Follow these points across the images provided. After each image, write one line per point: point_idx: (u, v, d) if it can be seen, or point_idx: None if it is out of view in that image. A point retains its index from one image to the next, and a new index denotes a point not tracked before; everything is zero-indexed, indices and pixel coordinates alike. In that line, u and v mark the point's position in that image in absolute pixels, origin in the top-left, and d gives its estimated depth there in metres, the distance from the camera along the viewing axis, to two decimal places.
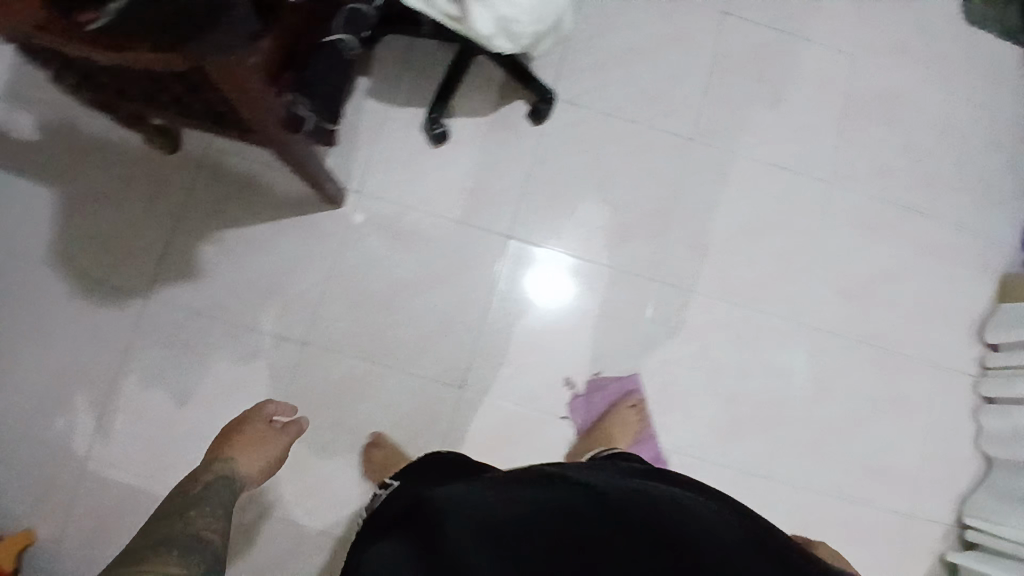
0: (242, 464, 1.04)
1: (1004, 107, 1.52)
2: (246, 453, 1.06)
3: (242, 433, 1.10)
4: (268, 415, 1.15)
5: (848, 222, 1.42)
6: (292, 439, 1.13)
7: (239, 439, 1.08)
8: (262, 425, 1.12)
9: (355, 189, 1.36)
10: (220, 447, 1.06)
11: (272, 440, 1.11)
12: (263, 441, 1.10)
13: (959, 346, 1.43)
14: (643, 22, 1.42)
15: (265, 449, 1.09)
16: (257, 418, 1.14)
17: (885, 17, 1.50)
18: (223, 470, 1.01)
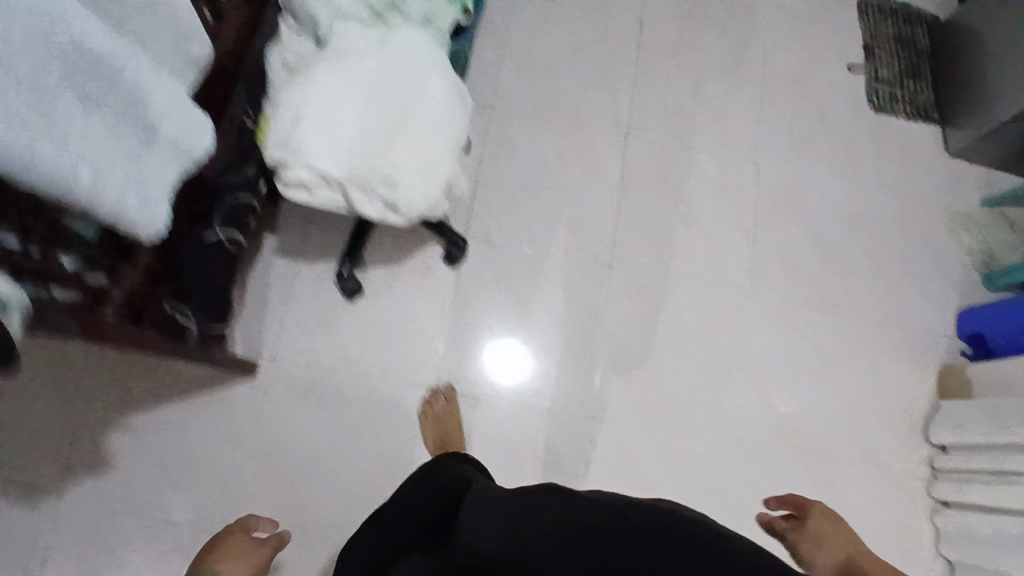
0: None
1: (920, 191, 1.53)
2: (232, 567, 0.97)
3: (220, 549, 1.00)
4: (250, 528, 1.05)
5: (771, 324, 1.41)
6: (273, 550, 1.02)
7: (219, 557, 0.98)
8: (243, 537, 1.02)
9: (267, 355, 1.31)
10: (198, 565, 0.98)
11: (253, 554, 1.00)
12: (235, 562, 0.98)
13: (908, 446, 1.40)
14: (550, 151, 1.44)
15: (240, 564, 0.98)
16: (239, 531, 1.03)
17: (790, 120, 1.53)
18: None
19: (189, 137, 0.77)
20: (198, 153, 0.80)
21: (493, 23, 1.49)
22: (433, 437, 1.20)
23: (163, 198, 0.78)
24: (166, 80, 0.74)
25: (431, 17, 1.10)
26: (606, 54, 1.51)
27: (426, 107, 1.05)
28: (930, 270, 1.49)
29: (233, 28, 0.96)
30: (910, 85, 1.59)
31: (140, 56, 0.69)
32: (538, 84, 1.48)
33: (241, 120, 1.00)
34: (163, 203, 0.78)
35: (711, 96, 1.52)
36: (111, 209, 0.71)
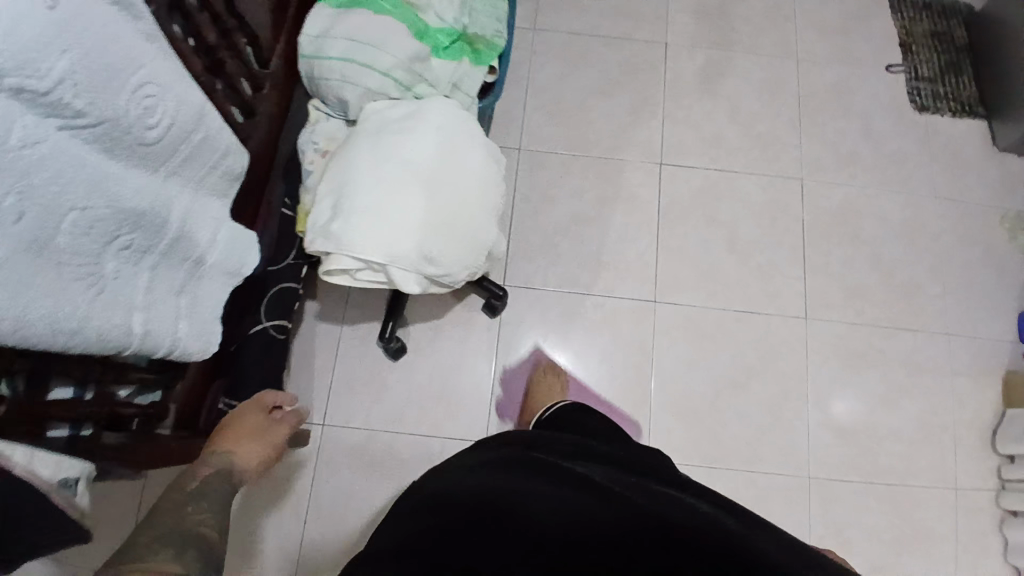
0: (239, 455, 0.88)
1: (971, 195, 1.46)
2: (247, 449, 0.90)
3: (234, 423, 0.92)
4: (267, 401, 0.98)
5: (829, 348, 1.36)
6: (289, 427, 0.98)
7: (231, 433, 0.90)
8: (259, 417, 0.95)
9: (319, 422, 1.30)
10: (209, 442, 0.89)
11: (273, 436, 0.95)
12: (256, 433, 0.93)
13: (979, 460, 1.33)
14: (584, 189, 1.42)
15: (264, 440, 0.93)
16: (254, 407, 0.96)
17: (830, 128, 1.46)
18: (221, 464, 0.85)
19: (233, 255, 0.78)
20: (243, 265, 0.80)
21: (518, 67, 1.49)
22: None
23: (215, 317, 0.79)
24: (208, 204, 0.73)
25: (457, 84, 1.10)
26: (634, 83, 1.48)
27: (460, 173, 1.02)
28: (991, 277, 1.42)
29: (266, 123, 0.98)
30: (952, 80, 1.52)
31: (187, 192, 0.69)
32: (567, 122, 1.46)
33: (279, 211, 1.03)
34: (213, 324, 0.78)
35: (748, 113, 1.46)
36: (172, 345, 0.72)
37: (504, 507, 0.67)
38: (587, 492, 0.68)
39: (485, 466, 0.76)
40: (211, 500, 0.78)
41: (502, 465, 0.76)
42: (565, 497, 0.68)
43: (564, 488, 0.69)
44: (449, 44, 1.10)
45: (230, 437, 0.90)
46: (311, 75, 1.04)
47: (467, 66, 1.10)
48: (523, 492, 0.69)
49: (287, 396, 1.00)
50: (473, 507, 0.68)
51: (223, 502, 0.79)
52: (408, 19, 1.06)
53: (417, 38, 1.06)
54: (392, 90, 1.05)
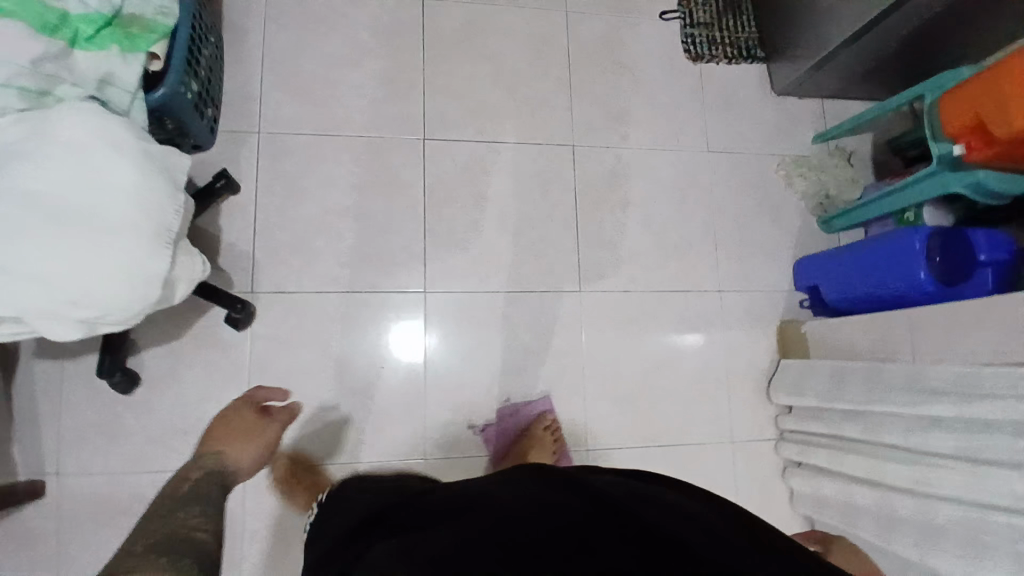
0: (233, 456, 0.91)
1: (746, 146, 1.42)
2: (238, 448, 0.92)
3: (232, 423, 0.96)
4: (256, 402, 1.02)
5: (608, 322, 1.30)
6: (282, 425, 0.99)
7: (225, 434, 0.94)
8: (250, 415, 0.98)
9: (46, 474, 1.14)
10: (207, 443, 0.93)
11: (261, 432, 0.96)
12: (245, 431, 0.95)
13: (761, 413, 1.35)
14: (340, 177, 1.28)
15: (255, 436, 0.95)
16: (246, 405, 1.00)
17: (599, 86, 1.38)
18: (217, 461, 0.89)
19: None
20: None
21: (246, 36, 1.26)
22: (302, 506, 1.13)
23: None
24: None
25: (107, 78, 0.93)
26: (387, 48, 1.32)
27: (103, 202, 0.86)
28: (767, 228, 1.40)
29: None
30: (729, 23, 1.46)
31: None
32: (312, 100, 1.28)
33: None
34: None
35: (512, 77, 1.36)
36: None
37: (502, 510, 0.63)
38: (582, 496, 0.64)
39: (466, 486, 0.72)
40: (200, 502, 0.77)
41: (481, 484, 0.72)
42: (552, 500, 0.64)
43: (570, 489, 0.66)
44: (96, 32, 0.91)
45: (237, 435, 0.94)
46: None
47: (117, 55, 0.92)
48: (530, 494, 0.65)
49: (277, 393, 1.02)
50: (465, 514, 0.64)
51: (214, 502, 0.79)
52: (26, 13, 0.86)
53: (47, 33, 0.87)
54: (20, 105, 0.86)
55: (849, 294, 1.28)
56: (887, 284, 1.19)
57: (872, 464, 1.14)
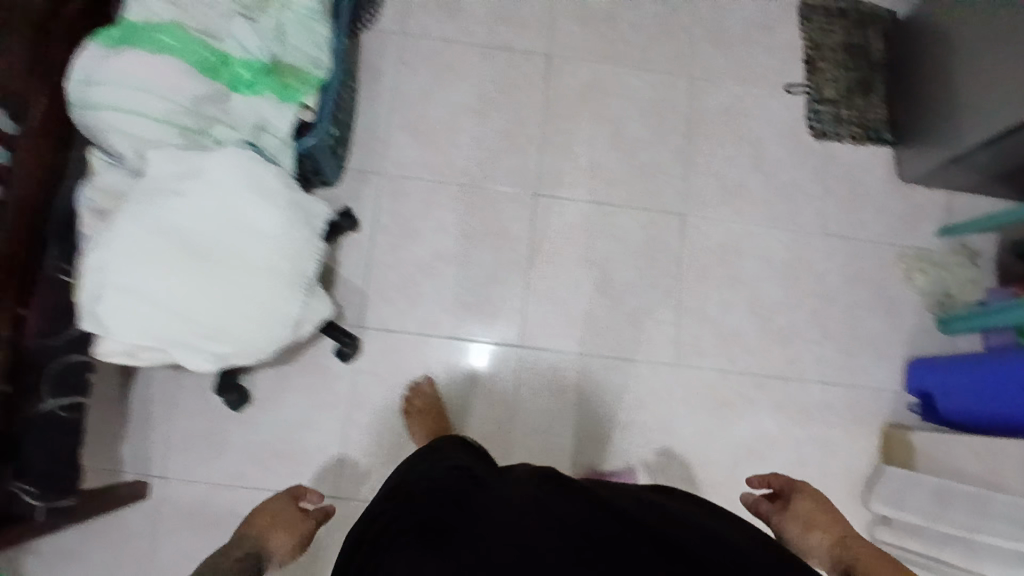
0: (269, 548, 0.91)
1: (865, 232, 1.36)
2: (278, 538, 0.92)
3: (269, 513, 0.95)
4: (292, 497, 1.00)
5: (698, 400, 1.27)
6: (318, 521, 0.98)
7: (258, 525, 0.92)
8: (291, 508, 0.97)
9: (152, 476, 1.19)
10: (245, 526, 0.94)
11: (301, 523, 0.95)
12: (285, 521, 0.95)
13: (854, 516, 1.27)
14: (451, 223, 1.30)
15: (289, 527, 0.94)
16: (288, 499, 0.99)
17: (719, 157, 1.35)
18: (255, 547, 0.89)
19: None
20: None
21: (380, 78, 1.32)
22: (426, 433, 1.14)
23: None
24: None
25: (263, 123, 0.97)
26: (510, 102, 1.34)
27: (250, 243, 0.91)
28: (881, 322, 1.33)
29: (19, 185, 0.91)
30: (859, 101, 1.40)
31: None
32: (434, 146, 1.31)
33: (56, 277, 0.96)
34: None
35: (628, 140, 1.35)
36: None
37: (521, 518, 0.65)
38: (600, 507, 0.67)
39: (480, 482, 0.75)
40: None
41: (497, 484, 0.74)
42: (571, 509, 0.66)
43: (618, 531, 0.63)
44: (253, 79, 0.95)
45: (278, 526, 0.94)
46: (85, 125, 0.91)
47: (272, 103, 0.96)
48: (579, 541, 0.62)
49: (317, 494, 1.02)
50: (485, 516, 0.67)
51: None
52: (192, 54, 0.91)
53: (207, 75, 0.92)
54: (178, 140, 0.91)
55: (966, 408, 1.20)
56: (996, 405, 1.14)
57: None
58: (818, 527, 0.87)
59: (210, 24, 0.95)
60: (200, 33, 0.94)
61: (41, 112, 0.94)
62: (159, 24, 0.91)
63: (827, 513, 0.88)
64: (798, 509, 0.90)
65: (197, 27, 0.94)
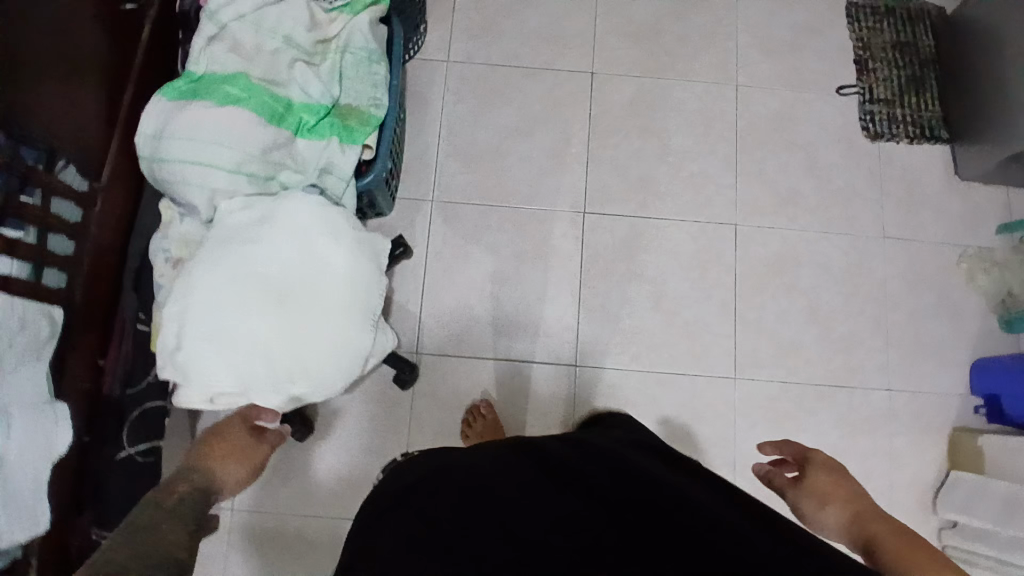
0: None
1: (923, 234, 1.33)
2: None
3: None
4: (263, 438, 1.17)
5: (759, 413, 1.26)
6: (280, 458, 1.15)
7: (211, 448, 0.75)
8: None
9: (225, 506, 1.22)
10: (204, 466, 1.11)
11: None
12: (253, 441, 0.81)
13: (922, 525, 1.25)
14: (502, 246, 1.31)
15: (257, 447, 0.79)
16: None
17: (769, 164, 1.34)
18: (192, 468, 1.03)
19: (41, 441, 0.77)
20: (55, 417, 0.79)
21: (427, 105, 1.33)
22: None
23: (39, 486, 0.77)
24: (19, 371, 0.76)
25: (327, 166, 0.98)
26: (556, 121, 1.34)
27: (323, 283, 0.92)
28: (943, 325, 1.31)
29: (98, 234, 0.94)
30: (913, 100, 1.37)
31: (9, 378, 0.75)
32: (483, 169, 1.32)
33: (133, 325, 1.00)
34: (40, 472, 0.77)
35: (677, 152, 1.34)
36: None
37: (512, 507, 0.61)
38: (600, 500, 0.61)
39: (480, 460, 0.70)
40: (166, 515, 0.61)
41: (497, 460, 0.69)
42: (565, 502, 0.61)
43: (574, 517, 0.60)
44: (316, 122, 0.98)
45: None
46: (154, 177, 0.94)
47: (336, 146, 0.97)
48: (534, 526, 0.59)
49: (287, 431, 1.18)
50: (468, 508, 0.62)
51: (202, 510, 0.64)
52: (259, 103, 0.93)
53: (273, 122, 0.94)
54: (248, 187, 0.93)
55: None
56: None
57: None
58: (831, 502, 0.75)
59: (274, 72, 0.97)
60: (264, 82, 0.96)
61: (115, 165, 0.96)
62: (225, 76, 0.94)
63: (841, 485, 0.76)
64: (812, 483, 0.77)
65: (261, 76, 0.96)
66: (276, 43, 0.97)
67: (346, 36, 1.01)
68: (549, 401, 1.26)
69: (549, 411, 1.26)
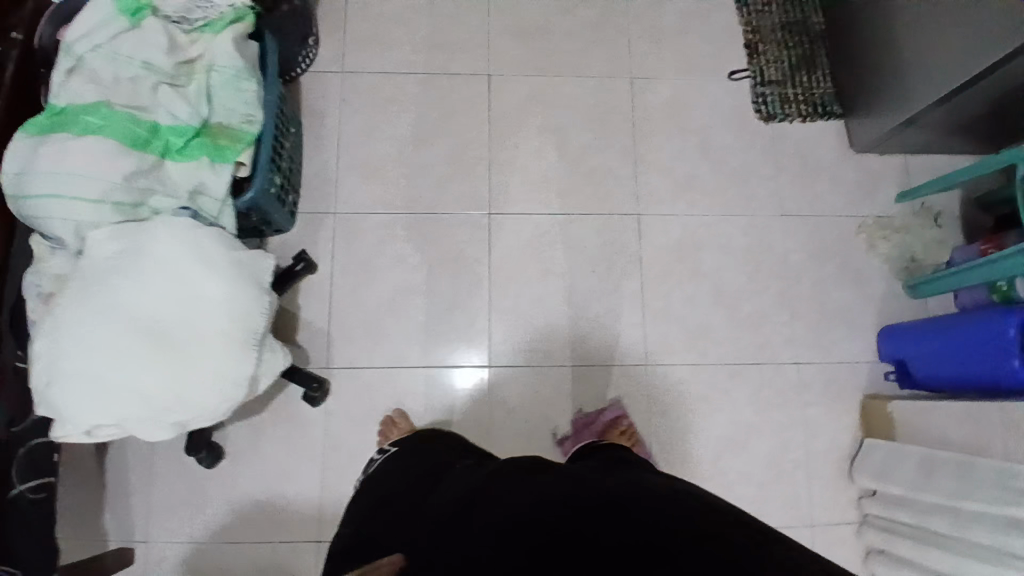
0: None
1: (822, 207, 1.36)
2: None
3: None
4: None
5: (673, 399, 1.27)
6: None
7: None
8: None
9: (140, 539, 1.20)
10: None
11: None
12: None
13: (840, 495, 1.27)
14: (408, 254, 1.30)
15: None
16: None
17: (667, 152, 1.35)
18: None
19: None
20: None
21: (323, 119, 1.32)
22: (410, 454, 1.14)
23: None
24: None
25: (199, 188, 0.97)
26: (454, 125, 1.35)
27: (198, 312, 0.91)
28: (848, 295, 1.33)
29: None
30: (803, 78, 1.40)
31: None
32: (384, 179, 1.32)
33: (13, 365, 0.97)
34: None
35: (575, 147, 1.35)
36: None
37: (522, 506, 0.65)
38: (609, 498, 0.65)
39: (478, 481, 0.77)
40: None
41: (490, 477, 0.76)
42: (579, 495, 0.65)
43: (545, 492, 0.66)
44: (184, 143, 0.96)
45: None
46: (22, 214, 0.92)
47: (207, 167, 0.96)
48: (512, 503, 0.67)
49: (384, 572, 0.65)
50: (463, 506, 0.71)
51: None
52: (122, 130, 0.92)
53: (138, 148, 0.93)
54: (115, 217, 0.92)
55: (942, 373, 1.19)
56: (977, 368, 1.12)
57: (950, 559, 1.07)
58: None
59: (137, 97, 0.95)
60: (127, 108, 0.94)
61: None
62: (84, 105, 0.92)
63: None
64: None
65: (123, 102, 0.94)
66: (136, 68, 0.96)
67: (211, 55, 1.00)
68: (466, 407, 1.26)
69: (468, 416, 1.26)
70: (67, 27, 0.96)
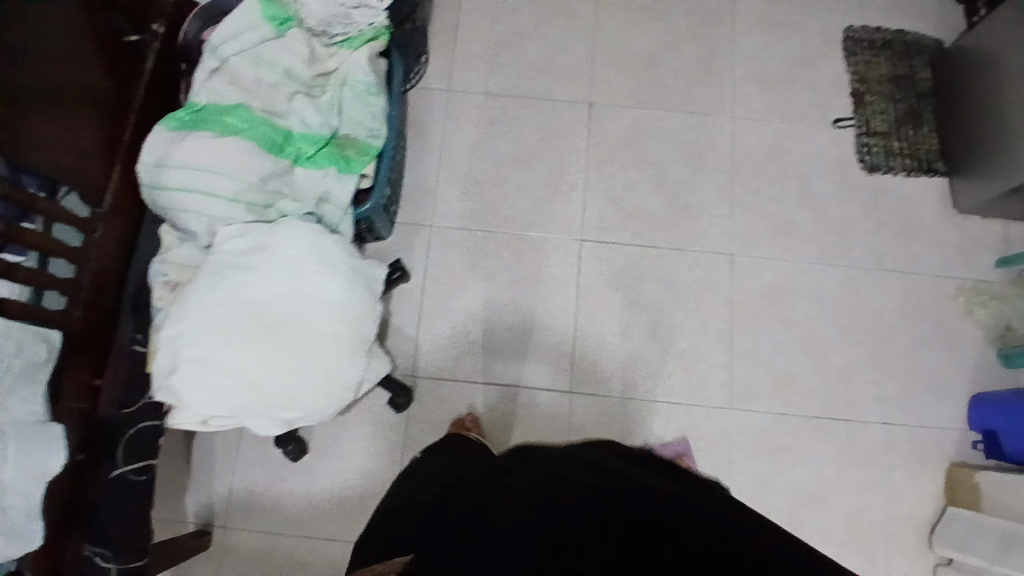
0: None
1: (919, 265, 1.33)
2: None
3: None
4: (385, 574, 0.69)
5: (755, 445, 1.25)
6: None
7: None
8: None
9: (220, 524, 1.23)
10: None
11: None
12: None
13: (918, 562, 1.22)
14: (498, 271, 1.32)
15: None
16: None
17: (765, 195, 1.35)
18: None
19: (35, 461, 0.77)
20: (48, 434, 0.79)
21: (427, 134, 1.35)
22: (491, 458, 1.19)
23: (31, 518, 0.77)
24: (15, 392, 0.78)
25: (324, 196, 1.01)
26: (554, 149, 1.36)
27: (318, 312, 0.94)
28: (941, 359, 1.30)
29: (103, 264, 0.98)
30: (908, 133, 1.38)
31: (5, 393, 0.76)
32: (481, 196, 1.34)
33: (131, 347, 1.02)
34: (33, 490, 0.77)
35: (672, 182, 1.36)
36: None
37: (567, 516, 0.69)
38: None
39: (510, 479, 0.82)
40: None
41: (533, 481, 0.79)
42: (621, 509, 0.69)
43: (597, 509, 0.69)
44: (315, 152, 1.00)
45: None
46: (156, 204, 0.96)
47: (333, 175, 1.00)
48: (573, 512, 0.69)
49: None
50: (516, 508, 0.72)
51: None
52: (260, 134, 0.97)
53: (273, 153, 0.97)
54: (246, 216, 0.96)
55: None
56: None
57: None
58: None
59: (275, 103, 1.00)
60: (264, 113, 0.99)
61: (115, 193, 0.99)
62: (226, 107, 0.97)
63: None
64: None
65: (261, 107, 0.99)
66: (277, 77, 1.01)
67: (345, 70, 1.05)
68: (544, 430, 1.26)
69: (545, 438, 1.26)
70: (213, 29, 1.00)
